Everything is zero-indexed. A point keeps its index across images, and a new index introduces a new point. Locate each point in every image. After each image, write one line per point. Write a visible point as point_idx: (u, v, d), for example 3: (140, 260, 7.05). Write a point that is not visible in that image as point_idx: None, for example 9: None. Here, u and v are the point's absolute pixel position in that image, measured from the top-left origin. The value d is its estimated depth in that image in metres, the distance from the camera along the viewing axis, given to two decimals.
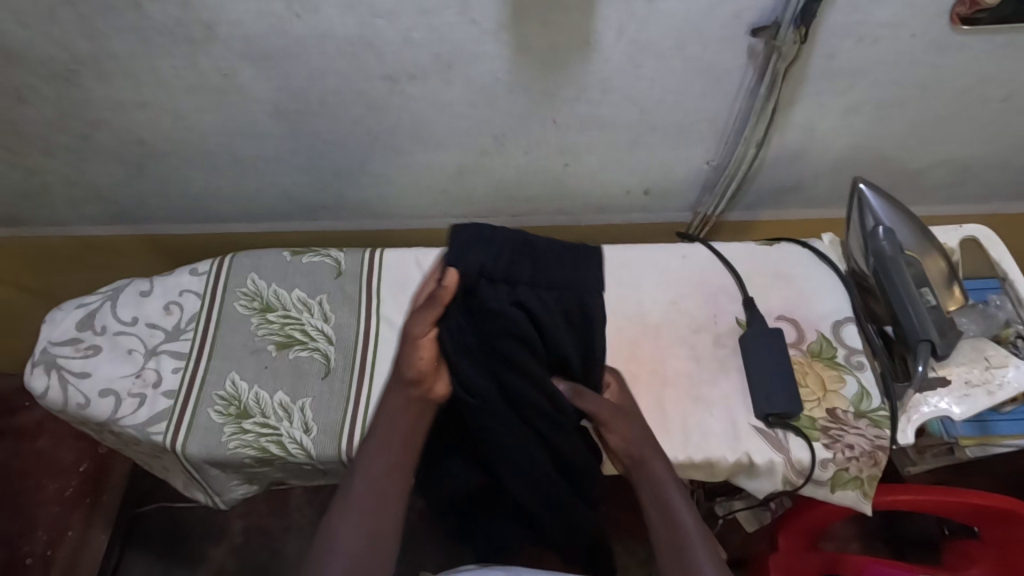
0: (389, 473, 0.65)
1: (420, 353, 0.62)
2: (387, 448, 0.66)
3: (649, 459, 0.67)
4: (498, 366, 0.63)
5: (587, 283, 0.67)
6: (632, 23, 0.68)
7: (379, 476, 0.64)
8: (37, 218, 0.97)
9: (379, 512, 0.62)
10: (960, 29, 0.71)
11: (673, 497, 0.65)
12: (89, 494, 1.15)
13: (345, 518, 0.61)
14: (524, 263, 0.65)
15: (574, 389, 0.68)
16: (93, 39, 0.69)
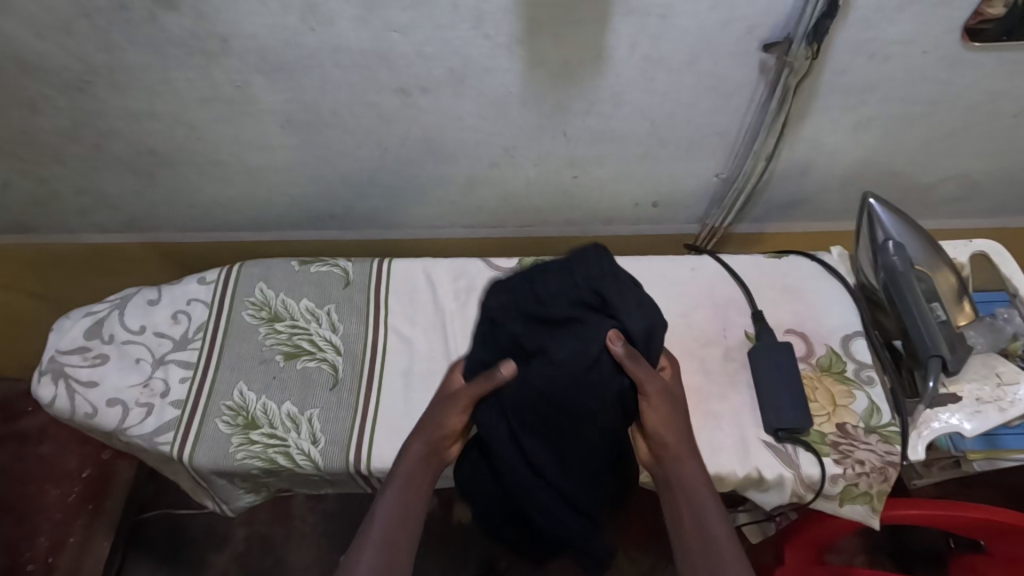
0: (414, 503, 0.64)
1: (459, 416, 0.66)
2: (411, 480, 0.65)
3: (683, 461, 0.65)
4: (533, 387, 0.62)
5: (587, 271, 0.65)
6: (644, 38, 0.69)
7: (400, 514, 0.63)
8: (46, 226, 0.97)
9: (404, 545, 0.61)
10: (970, 44, 0.71)
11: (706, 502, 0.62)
12: (92, 501, 1.15)
13: (365, 556, 0.60)
14: (528, 288, 0.67)
15: (632, 352, 0.63)
16: (107, 51, 0.69)
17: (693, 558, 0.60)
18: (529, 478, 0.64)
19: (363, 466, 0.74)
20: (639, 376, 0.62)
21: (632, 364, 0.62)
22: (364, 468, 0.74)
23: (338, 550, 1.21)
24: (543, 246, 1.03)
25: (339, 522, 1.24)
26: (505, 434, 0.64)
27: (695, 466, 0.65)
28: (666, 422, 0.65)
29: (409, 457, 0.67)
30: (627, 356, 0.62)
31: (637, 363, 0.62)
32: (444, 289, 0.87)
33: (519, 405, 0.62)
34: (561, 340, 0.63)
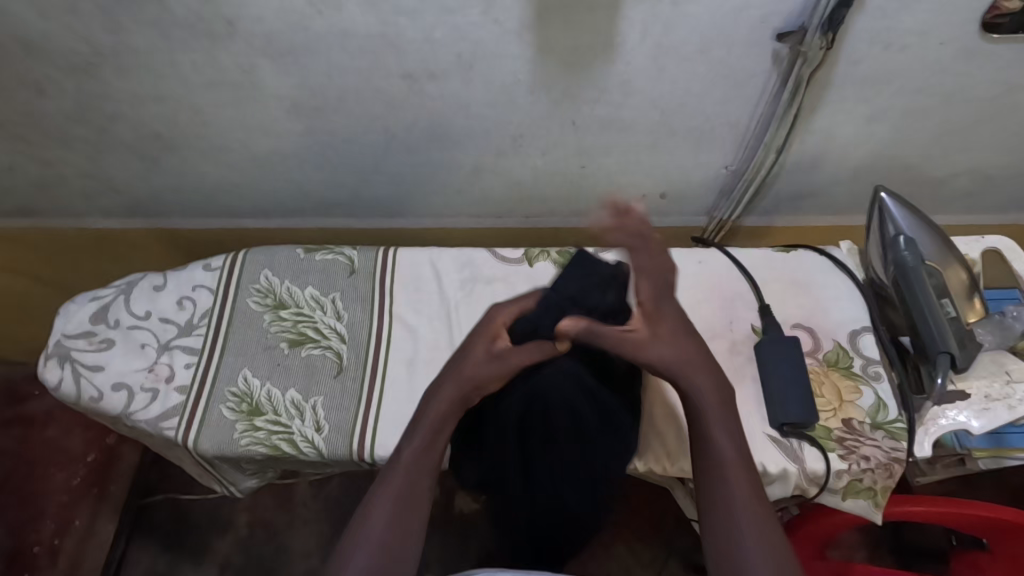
0: (435, 457, 0.60)
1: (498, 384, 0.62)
2: (436, 433, 0.60)
3: (716, 429, 0.60)
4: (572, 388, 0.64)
5: (576, 288, 0.65)
6: (656, 25, 0.68)
7: (420, 468, 0.59)
8: (51, 209, 0.97)
9: (422, 499, 0.58)
10: (987, 36, 0.70)
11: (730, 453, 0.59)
12: (97, 485, 1.16)
13: (378, 511, 0.56)
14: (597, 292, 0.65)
15: (588, 328, 0.59)
16: (113, 33, 0.69)
17: (715, 524, 0.57)
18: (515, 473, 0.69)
19: (367, 453, 0.74)
20: (604, 343, 0.60)
21: (593, 340, 0.60)
22: (368, 456, 0.74)
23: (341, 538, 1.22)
24: (549, 237, 1.02)
25: (341, 511, 1.25)
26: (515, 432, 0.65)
27: (725, 432, 0.60)
28: (661, 364, 0.61)
29: (436, 405, 0.61)
30: (585, 331, 0.59)
31: (598, 330, 0.59)
32: (448, 278, 0.87)
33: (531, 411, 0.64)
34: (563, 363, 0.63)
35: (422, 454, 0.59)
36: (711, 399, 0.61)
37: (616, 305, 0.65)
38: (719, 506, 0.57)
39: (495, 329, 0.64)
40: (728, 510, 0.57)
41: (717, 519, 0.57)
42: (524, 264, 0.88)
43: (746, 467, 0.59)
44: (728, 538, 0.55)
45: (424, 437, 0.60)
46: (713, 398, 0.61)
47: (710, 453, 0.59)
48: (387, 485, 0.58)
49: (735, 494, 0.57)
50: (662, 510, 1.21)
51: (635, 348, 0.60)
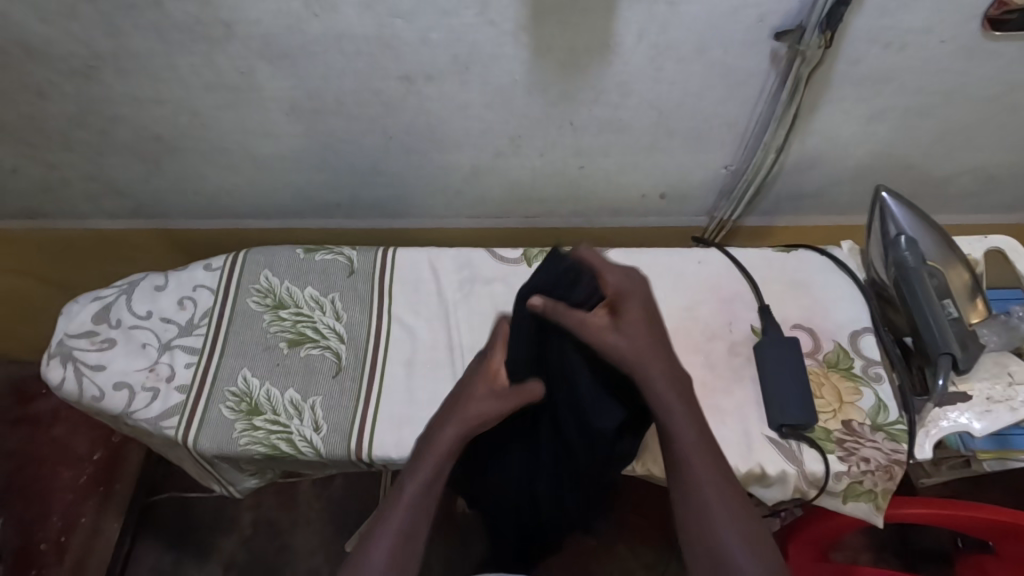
0: (433, 504, 0.58)
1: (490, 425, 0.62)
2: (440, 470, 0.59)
3: (673, 412, 0.59)
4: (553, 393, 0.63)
5: (544, 281, 0.64)
6: (653, 26, 0.67)
7: (422, 502, 0.57)
8: (55, 211, 0.97)
9: (422, 536, 0.56)
10: (991, 34, 0.69)
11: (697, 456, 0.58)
12: (103, 483, 1.17)
13: (381, 541, 0.55)
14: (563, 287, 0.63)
15: (553, 306, 0.59)
16: (112, 36, 0.69)
17: (684, 511, 0.57)
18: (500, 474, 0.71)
19: (365, 454, 0.74)
20: (568, 323, 0.59)
21: (558, 317, 0.59)
22: (366, 457, 0.74)
23: (343, 537, 1.22)
24: (549, 238, 1.02)
25: (343, 509, 1.26)
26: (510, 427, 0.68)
27: (683, 413, 0.59)
28: (621, 356, 0.60)
29: (432, 453, 0.59)
30: (551, 310, 0.59)
31: (564, 311, 0.59)
32: (447, 279, 0.87)
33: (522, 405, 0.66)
34: (546, 352, 0.63)
35: (423, 498, 0.57)
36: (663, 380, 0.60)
37: (589, 301, 0.63)
38: (689, 493, 0.57)
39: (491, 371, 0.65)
40: (698, 494, 0.57)
41: (688, 505, 0.57)
42: (523, 264, 0.88)
43: (709, 448, 0.59)
44: (700, 524, 0.56)
45: (423, 480, 0.58)
46: (664, 379, 0.60)
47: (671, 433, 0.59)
48: (389, 519, 0.56)
49: (709, 501, 0.57)
50: (664, 511, 1.21)
51: (594, 337, 0.59)
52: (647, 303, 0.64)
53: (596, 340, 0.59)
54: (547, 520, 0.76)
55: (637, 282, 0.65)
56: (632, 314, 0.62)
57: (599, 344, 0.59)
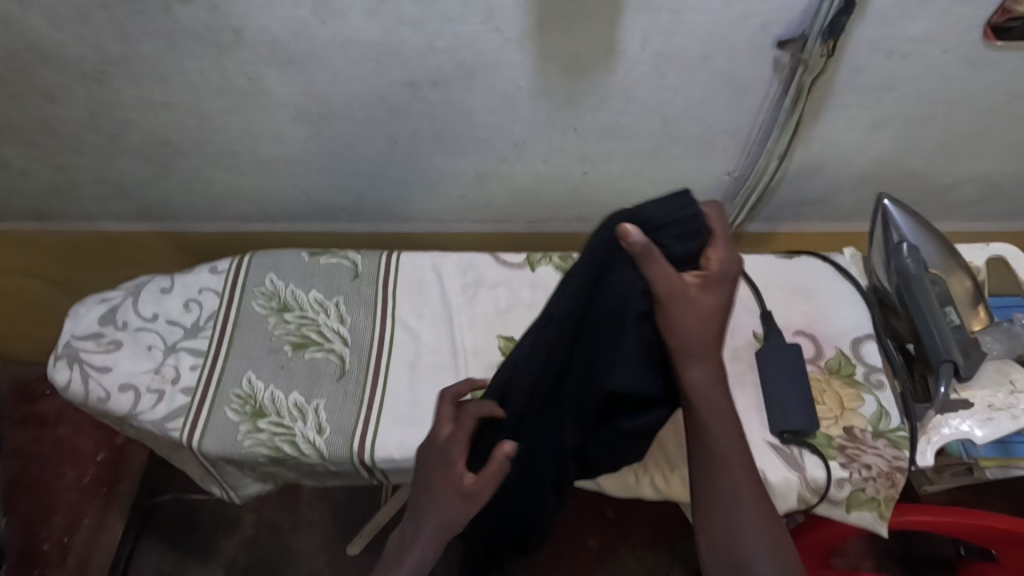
0: None
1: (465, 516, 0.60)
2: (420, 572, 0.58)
3: (713, 416, 0.56)
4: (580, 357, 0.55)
5: (653, 216, 0.51)
6: (656, 33, 0.68)
7: None
8: (64, 213, 0.98)
9: None
10: (992, 43, 0.70)
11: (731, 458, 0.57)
12: (107, 484, 1.19)
13: None
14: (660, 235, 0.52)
15: (648, 247, 0.50)
16: (123, 42, 0.70)
17: (709, 522, 0.57)
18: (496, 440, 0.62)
19: (368, 457, 0.75)
20: (653, 277, 0.51)
21: (645, 263, 0.51)
22: (369, 460, 0.75)
23: (345, 539, 1.23)
24: (552, 243, 1.03)
25: (345, 510, 1.26)
26: (528, 392, 0.56)
27: (721, 420, 0.56)
28: (680, 333, 0.53)
29: (414, 549, 0.59)
30: (642, 249, 0.50)
31: (657, 257, 0.51)
32: (450, 283, 0.87)
33: (548, 364, 0.54)
34: (609, 287, 0.53)
35: None
36: (711, 372, 0.55)
37: (687, 255, 0.53)
38: (717, 503, 0.56)
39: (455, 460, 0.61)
40: (724, 507, 0.56)
41: (717, 518, 0.56)
42: (526, 268, 0.89)
43: (743, 459, 0.57)
44: (726, 534, 0.56)
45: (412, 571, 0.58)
46: (711, 373, 0.55)
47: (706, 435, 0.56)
48: None
49: (736, 503, 0.56)
50: (666, 516, 1.21)
51: (674, 300, 0.52)
52: (729, 292, 0.56)
53: (671, 303, 0.52)
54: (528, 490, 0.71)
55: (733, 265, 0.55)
56: (711, 296, 0.55)
57: (671, 308, 0.52)
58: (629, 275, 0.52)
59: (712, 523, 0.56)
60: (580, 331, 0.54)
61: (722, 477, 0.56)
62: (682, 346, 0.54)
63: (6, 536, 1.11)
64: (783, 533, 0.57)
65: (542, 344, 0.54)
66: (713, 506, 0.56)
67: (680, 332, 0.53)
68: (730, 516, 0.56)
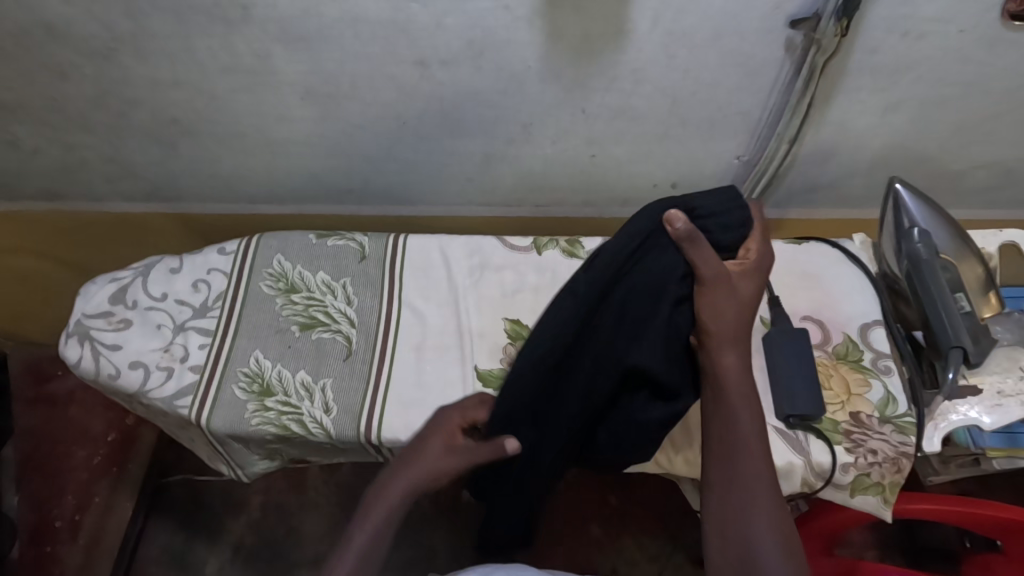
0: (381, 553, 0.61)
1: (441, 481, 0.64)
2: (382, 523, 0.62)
3: (736, 397, 0.60)
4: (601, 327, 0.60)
5: (702, 209, 0.61)
6: (667, 12, 0.67)
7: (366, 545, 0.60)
8: (74, 193, 0.99)
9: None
10: (1011, 25, 0.69)
11: (751, 441, 0.59)
12: (116, 464, 1.22)
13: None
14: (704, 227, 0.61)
15: (692, 233, 0.58)
16: (133, 19, 0.71)
17: (717, 503, 0.57)
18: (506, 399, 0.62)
19: (374, 437, 0.75)
20: (695, 259, 0.59)
21: (687, 246, 0.59)
22: (375, 440, 0.75)
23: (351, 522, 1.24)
24: (559, 228, 1.02)
25: (351, 493, 1.27)
26: (550, 336, 0.59)
27: (742, 402, 0.60)
28: (716, 315, 0.61)
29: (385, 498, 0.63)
30: (688, 236, 0.58)
31: (701, 243, 0.59)
32: (457, 266, 0.87)
33: (577, 307, 0.58)
34: (652, 258, 0.59)
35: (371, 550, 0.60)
36: (734, 352, 0.61)
37: (729, 244, 0.63)
38: (728, 482, 0.57)
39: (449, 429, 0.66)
40: (737, 490, 0.57)
41: (727, 496, 0.57)
42: (532, 252, 0.88)
43: (762, 443, 0.59)
44: (734, 517, 0.56)
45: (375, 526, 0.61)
46: (738, 355, 0.61)
47: (725, 414, 0.60)
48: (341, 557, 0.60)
49: (750, 486, 0.57)
50: (670, 503, 1.21)
51: (714, 283, 0.60)
52: (765, 284, 0.65)
53: (710, 282, 0.60)
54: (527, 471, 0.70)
55: (766, 260, 0.65)
56: (750, 283, 0.63)
57: (710, 285, 0.60)
58: (671, 252, 0.59)
59: (721, 505, 0.57)
60: (615, 285, 0.59)
61: (739, 458, 0.58)
62: (715, 322, 0.61)
63: (20, 514, 1.15)
64: (792, 524, 0.56)
65: (561, 312, 0.58)
66: (724, 488, 0.57)
67: (712, 311, 0.61)
68: (739, 500, 0.56)
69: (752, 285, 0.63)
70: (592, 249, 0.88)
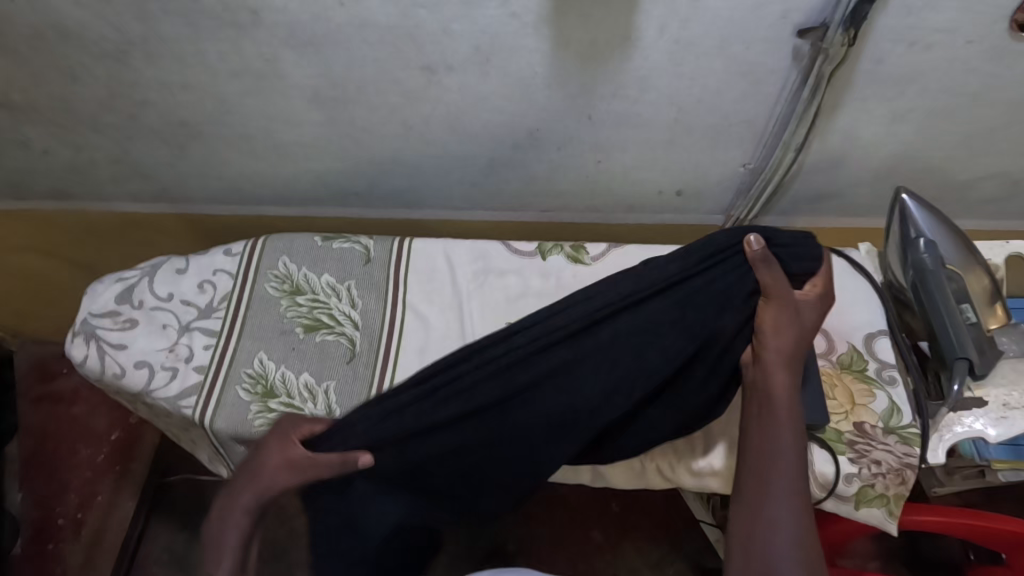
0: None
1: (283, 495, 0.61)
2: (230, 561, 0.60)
3: (782, 414, 0.60)
4: (653, 319, 0.63)
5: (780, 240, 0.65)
6: (674, 20, 0.68)
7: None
8: (82, 193, 1.00)
9: None
10: (1018, 36, 0.69)
11: (790, 460, 0.57)
12: (119, 463, 1.22)
13: None
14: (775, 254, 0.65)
15: (767, 255, 0.64)
16: (143, 22, 0.71)
17: (744, 516, 0.56)
18: (498, 361, 0.62)
19: None
20: (763, 278, 0.64)
21: (761, 266, 0.64)
22: None
23: None
24: (563, 233, 1.03)
25: None
26: (597, 316, 0.63)
27: (787, 421, 0.60)
28: (773, 329, 0.63)
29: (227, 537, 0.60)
30: (759, 257, 0.64)
31: (770, 265, 0.64)
32: (461, 269, 0.88)
33: (635, 288, 0.64)
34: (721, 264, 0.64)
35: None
36: (785, 371, 0.62)
37: (798, 273, 0.66)
38: (758, 496, 0.56)
39: (284, 445, 0.60)
40: (767, 507, 0.55)
41: (756, 511, 0.55)
42: (537, 257, 0.88)
43: (803, 465, 0.58)
44: (756, 532, 0.55)
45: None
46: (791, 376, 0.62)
47: (766, 429, 0.59)
48: None
49: (778, 500, 0.55)
50: (672, 511, 1.21)
51: (774, 301, 0.63)
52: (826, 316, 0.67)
53: (773, 299, 0.63)
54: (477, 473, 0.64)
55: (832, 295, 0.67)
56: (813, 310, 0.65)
57: (772, 301, 0.63)
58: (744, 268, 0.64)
59: (748, 518, 0.55)
60: (679, 279, 0.64)
61: (773, 472, 0.57)
62: (773, 337, 0.63)
63: (24, 511, 1.15)
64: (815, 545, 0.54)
65: (618, 293, 0.64)
66: (754, 504, 0.56)
67: (773, 328, 0.63)
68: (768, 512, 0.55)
69: (816, 313, 0.65)
70: (596, 255, 0.88)
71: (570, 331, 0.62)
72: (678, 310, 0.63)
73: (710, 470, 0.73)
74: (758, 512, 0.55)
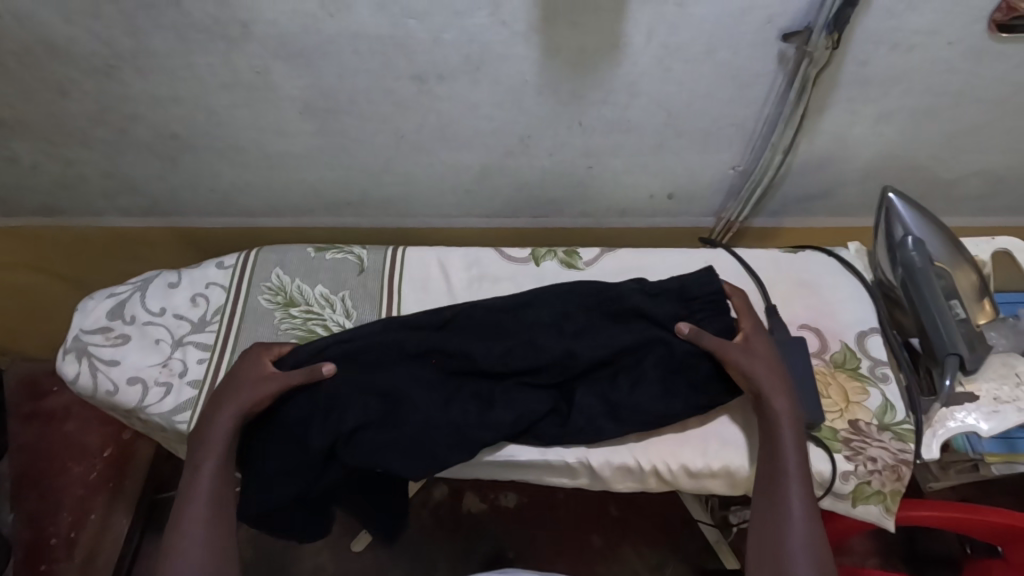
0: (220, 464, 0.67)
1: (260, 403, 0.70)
2: (224, 439, 0.68)
3: (785, 436, 0.66)
4: (591, 315, 0.78)
5: (695, 287, 0.77)
6: (661, 26, 0.69)
7: (216, 467, 0.67)
8: (71, 208, 0.99)
9: (203, 504, 0.65)
10: (998, 36, 0.70)
11: (795, 482, 0.64)
12: (112, 480, 1.21)
13: (194, 514, 0.64)
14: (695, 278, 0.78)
15: (698, 333, 0.73)
16: (133, 36, 0.71)
17: (760, 535, 0.63)
18: (483, 326, 0.78)
19: None
20: (710, 344, 0.72)
21: (702, 340, 0.72)
22: None
23: (349, 535, 1.19)
24: (556, 238, 1.03)
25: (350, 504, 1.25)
26: (545, 309, 0.78)
27: (793, 447, 0.66)
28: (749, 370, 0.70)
29: (222, 420, 0.69)
30: (694, 335, 0.73)
31: (706, 335, 0.72)
32: (456, 277, 0.88)
33: (574, 291, 0.80)
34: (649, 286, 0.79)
35: (222, 476, 0.67)
36: (790, 419, 0.67)
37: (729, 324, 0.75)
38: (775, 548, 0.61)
39: (261, 364, 0.73)
40: (778, 527, 0.62)
41: (769, 529, 0.62)
42: (531, 263, 0.89)
43: (807, 483, 0.64)
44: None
45: (218, 458, 0.67)
46: (794, 427, 0.67)
47: (772, 450, 0.66)
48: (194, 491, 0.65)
49: (786, 519, 0.62)
50: (671, 514, 1.21)
51: (724, 352, 0.71)
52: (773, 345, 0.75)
53: (729, 352, 0.71)
54: (453, 397, 0.72)
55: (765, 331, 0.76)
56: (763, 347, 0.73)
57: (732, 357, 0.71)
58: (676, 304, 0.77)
59: (763, 535, 0.62)
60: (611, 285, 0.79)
61: (779, 492, 0.64)
62: (757, 379, 0.69)
63: (15, 532, 1.13)
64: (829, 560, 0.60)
65: (556, 292, 0.80)
66: (767, 521, 0.63)
67: (742, 374, 0.70)
68: (780, 527, 0.62)
69: (767, 348, 0.73)
70: (590, 259, 0.89)
71: (514, 317, 0.78)
72: (612, 308, 0.77)
73: (707, 472, 0.73)
74: (769, 530, 0.62)
